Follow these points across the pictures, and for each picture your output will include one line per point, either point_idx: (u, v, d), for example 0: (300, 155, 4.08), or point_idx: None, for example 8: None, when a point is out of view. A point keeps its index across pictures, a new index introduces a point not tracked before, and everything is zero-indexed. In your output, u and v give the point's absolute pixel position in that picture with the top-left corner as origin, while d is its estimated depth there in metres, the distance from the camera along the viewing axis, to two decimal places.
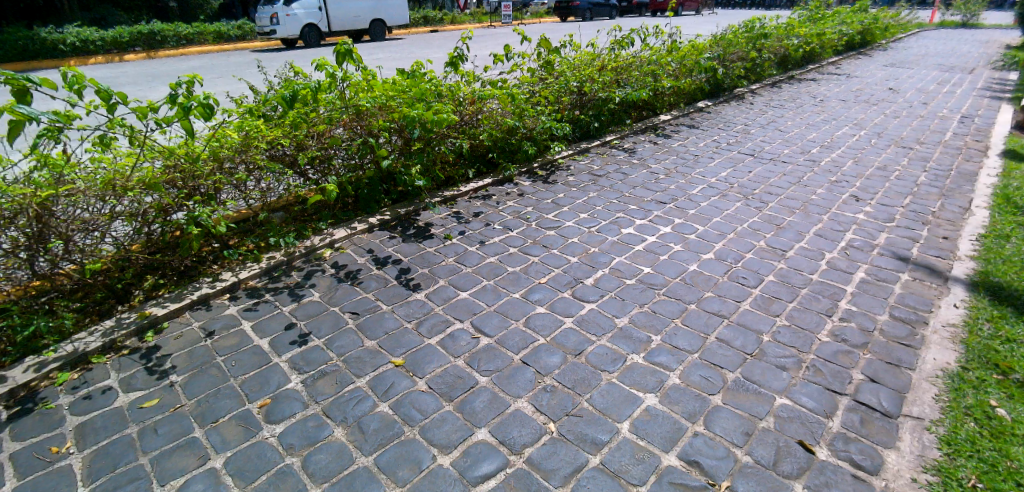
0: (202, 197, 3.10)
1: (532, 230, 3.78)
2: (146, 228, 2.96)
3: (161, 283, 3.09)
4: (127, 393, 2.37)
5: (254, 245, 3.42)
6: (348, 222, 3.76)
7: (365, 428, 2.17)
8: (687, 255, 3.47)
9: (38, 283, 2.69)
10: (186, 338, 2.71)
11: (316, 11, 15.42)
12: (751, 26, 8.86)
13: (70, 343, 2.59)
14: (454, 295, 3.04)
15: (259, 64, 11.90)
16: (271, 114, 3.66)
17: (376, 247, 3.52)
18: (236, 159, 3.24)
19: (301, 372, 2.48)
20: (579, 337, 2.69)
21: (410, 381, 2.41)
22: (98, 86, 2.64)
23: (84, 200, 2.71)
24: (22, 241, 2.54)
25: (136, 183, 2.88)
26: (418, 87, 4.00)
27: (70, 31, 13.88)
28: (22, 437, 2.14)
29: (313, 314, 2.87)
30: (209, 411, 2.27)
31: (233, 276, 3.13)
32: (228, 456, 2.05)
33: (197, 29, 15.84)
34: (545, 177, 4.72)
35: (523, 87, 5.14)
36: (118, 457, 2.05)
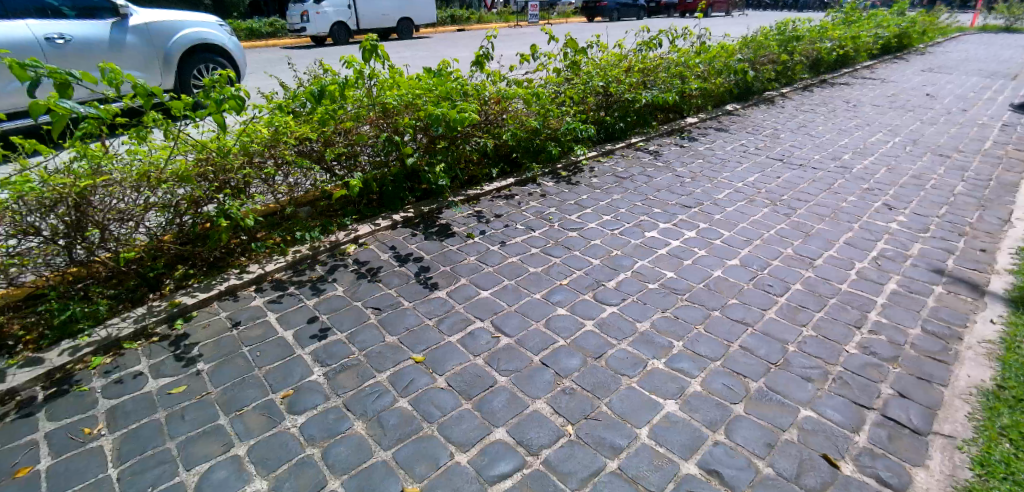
0: (232, 191, 3.17)
1: (554, 231, 3.77)
2: (178, 219, 3.05)
3: (191, 273, 3.17)
4: (156, 379, 2.44)
5: (280, 239, 3.47)
6: (372, 218, 3.79)
7: (385, 423, 2.19)
8: (712, 261, 3.42)
9: (75, 269, 2.79)
10: (214, 327, 2.77)
11: (345, 9, 15.61)
12: (782, 29, 8.68)
13: (103, 328, 2.69)
14: (475, 294, 3.05)
15: (290, 62, 12.12)
16: (300, 110, 3.61)
17: (399, 244, 3.55)
18: (265, 154, 3.29)
19: (323, 365, 2.52)
20: (599, 340, 2.67)
21: (430, 378, 2.43)
22: (136, 81, 2.71)
23: (120, 191, 2.79)
24: (62, 229, 2.64)
25: (170, 176, 2.93)
26: (444, 86, 3.98)
27: None
28: (57, 417, 2.23)
29: (336, 309, 2.90)
30: (234, 400, 2.32)
31: (260, 268, 3.19)
32: (251, 445, 2.10)
33: (230, 26, 16.19)
34: (568, 178, 4.70)
35: (548, 87, 5.13)
36: (145, 442, 2.11)
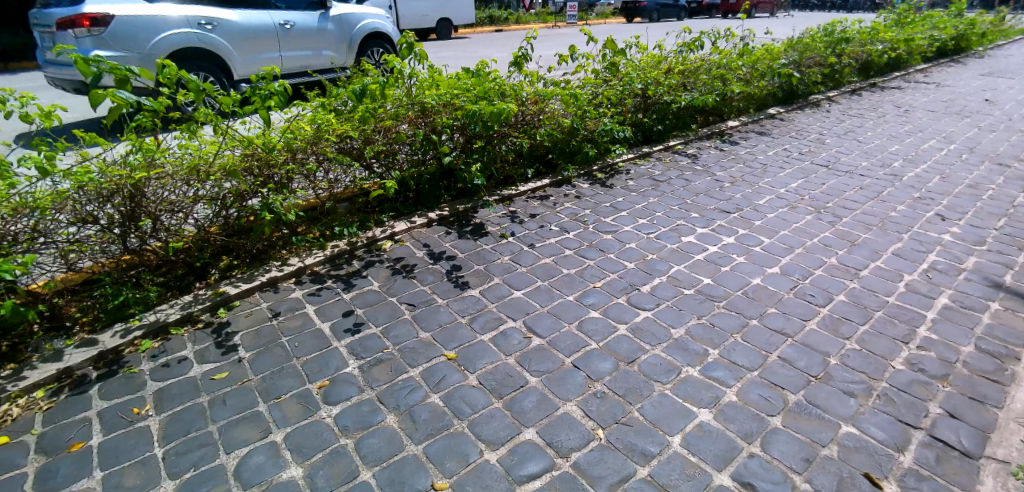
0: (275, 186, 3.24)
1: (589, 233, 3.75)
2: (224, 211, 3.14)
3: (235, 264, 3.29)
4: (200, 365, 2.54)
5: (320, 234, 3.55)
6: (408, 215, 3.86)
7: (416, 418, 2.22)
8: (751, 268, 3.33)
9: (128, 257, 2.94)
10: (255, 317, 2.87)
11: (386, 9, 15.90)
12: (830, 30, 8.39)
13: (153, 313, 2.82)
14: (508, 294, 3.06)
15: None
16: (341, 109, 3.69)
17: (434, 242, 3.59)
18: (308, 150, 3.35)
19: (358, 357, 2.57)
20: (632, 345, 2.64)
21: (461, 376, 2.45)
22: (189, 77, 2.83)
23: (172, 183, 2.92)
24: (117, 218, 2.79)
25: (218, 169, 3.05)
26: (482, 86, 4.03)
27: None
28: (109, 397, 2.36)
29: (371, 303, 2.96)
30: (273, 388, 2.39)
31: (299, 262, 3.28)
32: (287, 432, 2.16)
33: None
34: (604, 180, 4.66)
35: (586, 88, 5.10)
36: (189, 424, 2.21)
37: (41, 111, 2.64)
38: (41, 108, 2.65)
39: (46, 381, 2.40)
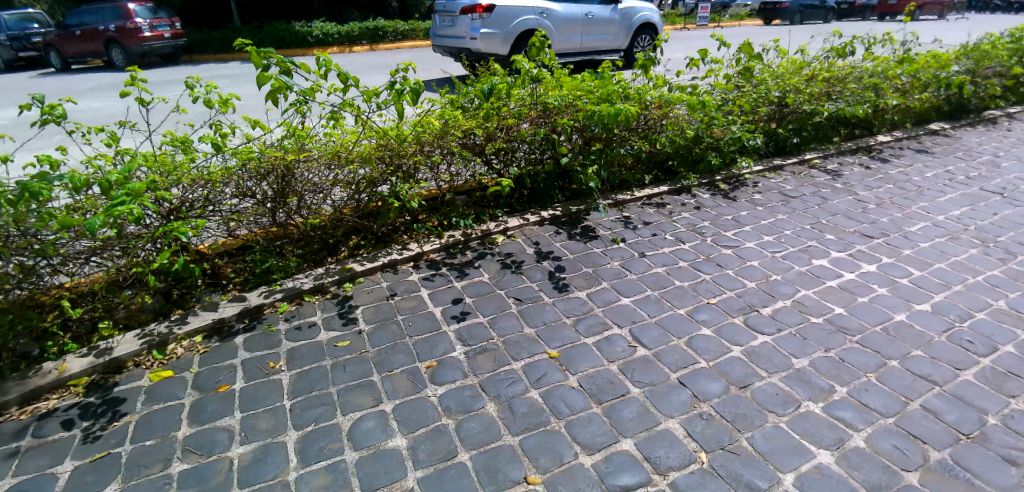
0: (403, 175, 3.50)
1: (706, 246, 3.57)
2: (358, 195, 3.42)
3: (362, 244, 3.60)
4: (327, 331, 2.81)
5: (438, 223, 3.75)
6: (522, 212, 3.94)
7: (515, 410, 2.27)
8: (893, 302, 2.95)
9: (275, 229, 3.31)
10: (375, 294, 3.11)
11: None
12: (1020, 35, 7.16)
13: (291, 280, 3.17)
14: (616, 300, 3.01)
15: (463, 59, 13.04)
16: (468, 106, 3.87)
17: (545, 240, 3.64)
18: (434, 144, 3.55)
19: (465, 344, 2.69)
20: (746, 369, 2.47)
21: (562, 375, 2.46)
22: (339, 70, 3.01)
23: (316, 167, 3.23)
24: (270, 194, 3.16)
25: (356, 156, 3.30)
26: (606, 89, 3.98)
27: (319, 25, 16.70)
28: (252, 349, 2.70)
29: (480, 294, 3.08)
30: (387, 361, 2.58)
31: (418, 247, 3.50)
32: (396, 404, 2.33)
33: (412, 26, 17.77)
34: (727, 191, 4.41)
35: (715, 94, 4.84)
36: (314, 383, 2.46)
37: (220, 97, 3.01)
38: (220, 94, 3.02)
39: (204, 327, 2.82)
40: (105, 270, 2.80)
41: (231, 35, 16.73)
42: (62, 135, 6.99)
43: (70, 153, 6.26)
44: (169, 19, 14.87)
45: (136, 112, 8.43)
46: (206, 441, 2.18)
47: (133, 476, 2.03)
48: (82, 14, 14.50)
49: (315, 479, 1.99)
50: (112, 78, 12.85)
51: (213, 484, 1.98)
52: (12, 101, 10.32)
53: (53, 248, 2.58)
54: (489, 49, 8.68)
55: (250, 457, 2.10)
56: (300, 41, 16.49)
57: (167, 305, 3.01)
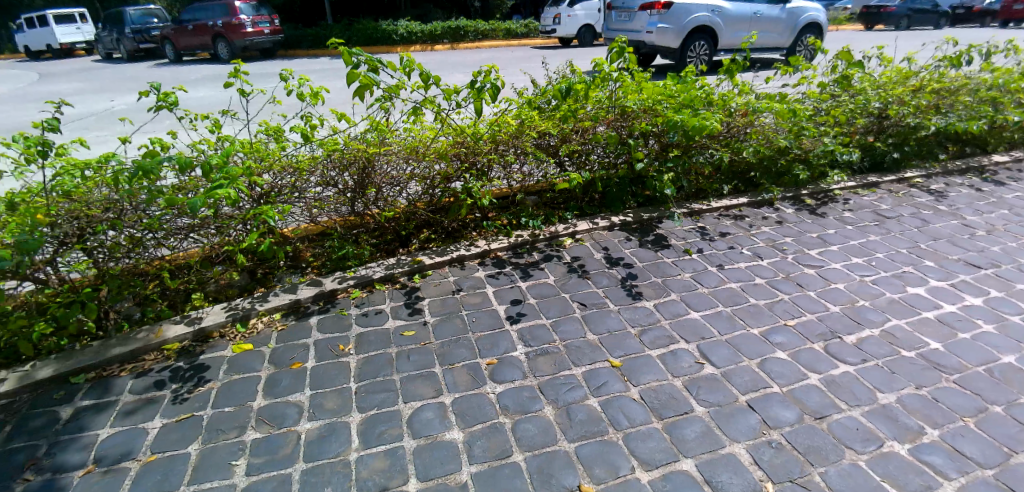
0: (477, 172, 3.54)
1: (785, 264, 3.37)
2: (432, 190, 3.51)
3: (432, 238, 3.69)
4: (394, 319, 2.91)
5: (508, 222, 3.79)
6: (592, 216, 3.90)
7: (572, 416, 2.25)
8: (1002, 341, 2.65)
9: (353, 218, 3.45)
10: (442, 287, 3.19)
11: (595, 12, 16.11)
12: None
13: (365, 268, 3.31)
14: (684, 313, 2.91)
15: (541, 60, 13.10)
16: (544, 107, 3.87)
17: (613, 246, 3.58)
18: (509, 143, 3.59)
19: (527, 344, 2.69)
20: (823, 399, 2.30)
21: (623, 386, 2.41)
22: (423, 69, 3.09)
23: (396, 160, 3.33)
24: (351, 185, 3.31)
25: (432, 152, 3.40)
26: (688, 94, 3.85)
27: (404, 23, 17.35)
28: (324, 331, 2.84)
29: (545, 295, 3.07)
30: (449, 354, 2.64)
31: (486, 245, 3.54)
32: (455, 398, 2.37)
33: (492, 26, 18.04)
34: (813, 207, 4.13)
35: (806, 103, 4.55)
36: (379, 369, 2.56)
37: (311, 90, 3.17)
38: (312, 87, 3.17)
39: (283, 306, 3.01)
40: (201, 246, 3.02)
41: (322, 31, 17.71)
42: (174, 120, 7.70)
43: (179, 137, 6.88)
44: (269, 17, 15.97)
45: (237, 102, 9.14)
46: (278, 413, 2.33)
47: (213, 439, 2.20)
48: (195, 10, 15.87)
49: (374, 461, 2.07)
50: (217, 70, 14.00)
51: (282, 455, 2.11)
52: (134, 88, 11.49)
53: (159, 224, 2.82)
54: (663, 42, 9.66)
55: (316, 433, 2.21)
56: (385, 40, 17.23)
57: (252, 282, 3.23)
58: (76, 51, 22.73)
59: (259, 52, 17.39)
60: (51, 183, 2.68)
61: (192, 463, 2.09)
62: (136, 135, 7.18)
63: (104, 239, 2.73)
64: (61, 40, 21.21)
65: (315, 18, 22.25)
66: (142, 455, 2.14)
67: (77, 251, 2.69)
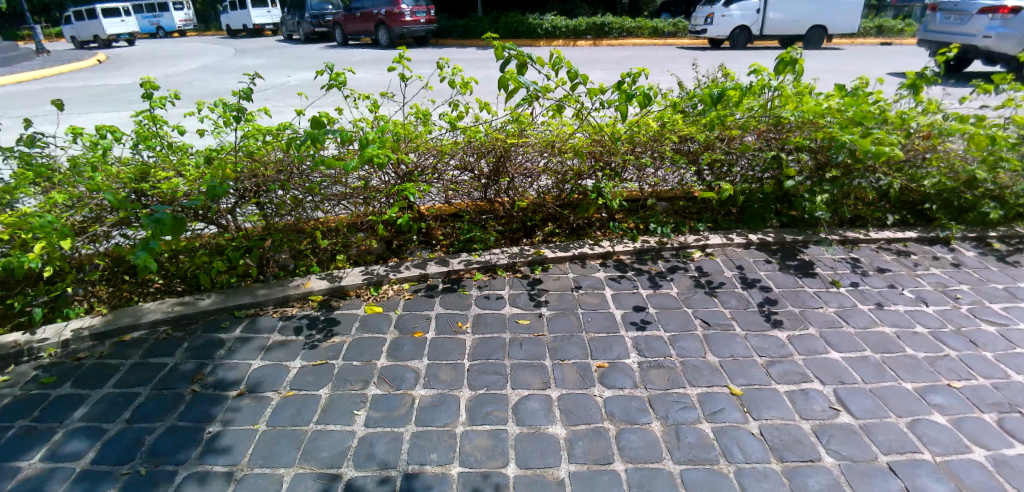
0: (610, 172, 3.48)
1: (958, 315, 2.88)
2: (562, 185, 3.53)
3: (556, 232, 3.71)
4: (511, 306, 2.98)
5: (635, 225, 3.71)
6: (726, 231, 3.67)
7: (681, 437, 2.13)
8: None
9: (483, 204, 3.58)
10: (561, 282, 3.19)
11: (753, 13, 15.00)
12: None
13: (489, 253, 3.42)
14: (823, 351, 2.61)
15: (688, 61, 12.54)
16: (690, 111, 3.67)
17: (747, 266, 3.33)
18: (646, 146, 3.48)
19: (641, 354, 2.60)
20: (990, 480, 1.94)
21: (741, 417, 2.23)
22: (570, 68, 3.05)
23: (533, 152, 3.40)
24: (486, 173, 3.43)
25: (568, 148, 3.41)
26: (862, 109, 3.39)
27: (550, 18, 17.63)
28: (446, 306, 2.99)
29: (666, 307, 2.95)
30: (561, 350, 2.63)
31: (610, 246, 3.48)
32: (562, 394, 2.36)
33: (639, 23, 17.54)
34: (1004, 253, 3.49)
35: (1011, 129, 3.84)
36: (492, 351, 2.63)
37: (461, 79, 3.32)
38: (462, 77, 3.31)
39: (412, 278, 3.21)
40: (350, 213, 3.27)
41: (472, 22, 18.57)
42: (341, 98, 8.59)
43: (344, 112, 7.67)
44: (426, 6, 17.07)
45: (393, 85, 9.95)
46: (397, 376, 2.49)
47: (340, 388, 2.43)
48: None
49: (477, 439, 2.13)
50: (378, 55, 15.34)
51: (396, 414, 2.26)
52: (309, 67, 13.01)
53: (318, 189, 3.11)
54: (1000, 48, 9.42)
55: (428, 400, 2.34)
56: (531, 34, 17.72)
57: (388, 251, 3.51)
58: (266, 32, 26.24)
59: (414, 39, 18.72)
60: (240, 144, 3.13)
61: (321, 405, 2.33)
62: (310, 108, 8.14)
63: (274, 197, 3.07)
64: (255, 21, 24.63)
65: (467, 9, 23.44)
66: (282, 389, 2.43)
67: (250, 204, 3.09)
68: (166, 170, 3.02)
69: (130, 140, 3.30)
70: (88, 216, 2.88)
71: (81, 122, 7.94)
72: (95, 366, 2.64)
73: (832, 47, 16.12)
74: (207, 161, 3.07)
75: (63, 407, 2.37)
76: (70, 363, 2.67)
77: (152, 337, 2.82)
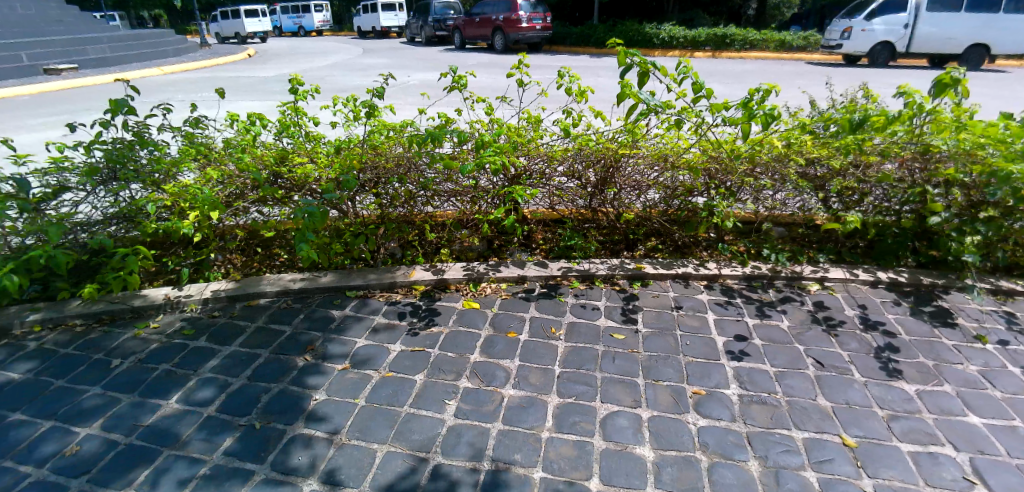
0: (725, 191, 3.32)
1: None
2: (670, 200, 3.43)
3: (658, 248, 3.64)
4: (606, 318, 2.93)
5: (745, 249, 3.55)
6: (850, 265, 3.38)
7: (780, 480, 1.96)
8: None
9: (586, 213, 3.56)
10: (660, 301, 3.10)
11: (899, 28, 13.61)
12: None
13: (588, 262, 3.41)
14: (959, 413, 2.29)
15: (818, 78, 11.65)
16: (821, 132, 3.47)
17: (873, 306, 3.03)
18: (767, 168, 3.30)
19: (742, 386, 2.44)
20: None
21: (854, 471, 2.00)
22: (696, 79, 2.97)
23: (645, 165, 3.35)
24: (592, 182, 3.42)
25: (682, 164, 3.31)
26: None
27: (667, 28, 17.25)
28: (542, 311, 3.02)
29: (773, 340, 2.75)
30: (655, 370, 2.55)
31: (716, 268, 3.32)
32: (653, 415, 2.28)
33: (764, 36, 16.56)
34: None
35: None
36: (583, 361, 2.61)
37: (578, 87, 3.34)
38: (579, 85, 3.33)
39: (510, 278, 3.28)
40: (458, 209, 3.43)
41: (585, 30, 18.65)
42: (458, 100, 9.01)
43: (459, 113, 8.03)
44: (543, 14, 17.43)
45: (509, 89, 10.26)
46: (488, 372, 2.55)
47: (434, 376, 2.53)
48: (484, 5, 18.17)
49: (562, 446, 2.11)
50: (493, 60, 15.88)
51: (485, 410, 2.31)
52: (428, 68, 13.77)
53: (431, 184, 3.29)
54: None
55: (517, 401, 2.36)
56: (646, 44, 17.48)
57: (488, 250, 3.62)
58: (390, 34, 28.15)
59: (527, 45, 19.16)
60: (366, 137, 3.39)
61: (415, 390, 2.43)
62: (430, 109, 8.63)
63: (391, 189, 3.29)
64: (382, 23, 26.53)
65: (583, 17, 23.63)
66: (382, 369, 2.58)
67: (369, 195, 3.31)
68: (301, 157, 3.34)
69: (273, 127, 3.68)
70: (233, 192, 3.24)
71: (236, 108, 9.03)
72: (227, 324, 2.97)
73: (995, 69, 14.18)
74: (337, 151, 3.35)
75: (199, 357, 2.69)
76: (206, 319, 3.02)
77: (274, 305, 3.11)
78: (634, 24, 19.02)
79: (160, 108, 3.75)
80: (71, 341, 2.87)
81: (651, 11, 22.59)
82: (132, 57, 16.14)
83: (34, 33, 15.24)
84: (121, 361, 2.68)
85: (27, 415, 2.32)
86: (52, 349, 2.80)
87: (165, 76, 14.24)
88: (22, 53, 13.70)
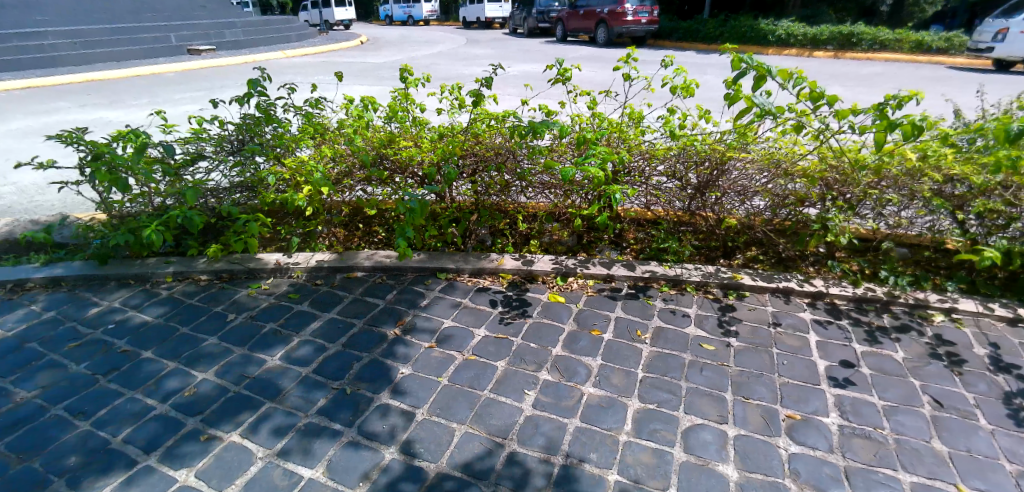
0: (843, 204, 3.09)
1: None
2: (778, 209, 3.24)
3: (759, 258, 3.46)
4: (696, 328, 2.82)
5: (859, 268, 3.26)
6: (986, 298, 2.99)
7: None
8: None
9: (684, 216, 3.45)
10: (757, 315, 2.92)
11: None
12: None
13: (680, 266, 3.30)
14: None
15: (962, 84, 10.33)
16: (965, 146, 3.11)
17: (1010, 347, 2.66)
18: (895, 183, 3.01)
19: (844, 416, 2.23)
20: None
21: None
22: (815, 86, 2.75)
23: (752, 171, 3.19)
24: (693, 185, 3.31)
25: (797, 171, 3.12)
26: None
27: (784, 25, 16.17)
28: (629, 312, 2.97)
29: (885, 371, 2.50)
30: (745, 387, 2.40)
31: (823, 286, 3.08)
32: (739, 433, 2.13)
33: (897, 35, 14.93)
34: None
35: None
36: (669, 369, 2.53)
37: (687, 84, 3.22)
38: (687, 82, 3.21)
39: (597, 275, 3.25)
40: (551, 202, 3.47)
41: (695, 25, 17.87)
42: (560, 92, 9.02)
43: (560, 105, 8.04)
44: (651, 6, 16.90)
45: (614, 84, 10.07)
46: (569, 368, 2.54)
47: (516, 365, 2.57)
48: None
49: (640, 453, 2.05)
50: (595, 53, 15.61)
51: (564, 405, 2.30)
52: (528, 60, 13.91)
53: (528, 176, 3.34)
54: None
55: (596, 400, 2.33)
56: (760, 41, 16.43)
57: (578, 245, 3.62)
58: (493, 24, 28.59)
59: (630, 38, 18.65)
60: (469, 125, 3.48)
61: (496, 376, 2.48)
62: (532, 100, 8.70)
63: (488, 177, 3.40)
64: (485, 14, 27.11)
65: (693, 13, 22.72)
66: (465, 352, 2.65)
67: (466, 182, 3.45)
68: (407, 141, 3.52)
69: (383, 111, 3.91)
70: (343, 170, 3.46)
71: (350, 91, 9.64)
72: (328, 292, 3.20)
73: None
74: (440, 137, 3.49)
75: (301, 320, 2.92)
76: (310, 286, 3.27)
77: (370, 280, 3.30)
78: (749, 19, 17.87)
79: (286, 88, 3.99)
80: (195, 292, 3.22)
81: (769, 5, 21.13)
82: (262, 40, 17.75)
83: (184, 17, 17.20)
84: (236, 316, 2.97)
85: (157, 354, 2.64)
86: (180, 298, 3.17)
87: (287, 59, 15.46)
88: (173, 35, 15.51)
